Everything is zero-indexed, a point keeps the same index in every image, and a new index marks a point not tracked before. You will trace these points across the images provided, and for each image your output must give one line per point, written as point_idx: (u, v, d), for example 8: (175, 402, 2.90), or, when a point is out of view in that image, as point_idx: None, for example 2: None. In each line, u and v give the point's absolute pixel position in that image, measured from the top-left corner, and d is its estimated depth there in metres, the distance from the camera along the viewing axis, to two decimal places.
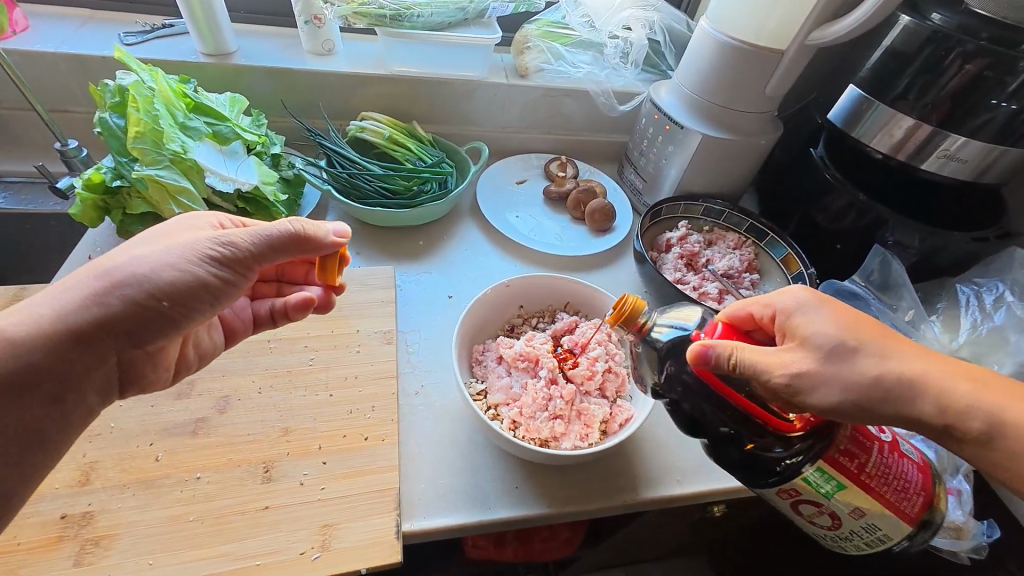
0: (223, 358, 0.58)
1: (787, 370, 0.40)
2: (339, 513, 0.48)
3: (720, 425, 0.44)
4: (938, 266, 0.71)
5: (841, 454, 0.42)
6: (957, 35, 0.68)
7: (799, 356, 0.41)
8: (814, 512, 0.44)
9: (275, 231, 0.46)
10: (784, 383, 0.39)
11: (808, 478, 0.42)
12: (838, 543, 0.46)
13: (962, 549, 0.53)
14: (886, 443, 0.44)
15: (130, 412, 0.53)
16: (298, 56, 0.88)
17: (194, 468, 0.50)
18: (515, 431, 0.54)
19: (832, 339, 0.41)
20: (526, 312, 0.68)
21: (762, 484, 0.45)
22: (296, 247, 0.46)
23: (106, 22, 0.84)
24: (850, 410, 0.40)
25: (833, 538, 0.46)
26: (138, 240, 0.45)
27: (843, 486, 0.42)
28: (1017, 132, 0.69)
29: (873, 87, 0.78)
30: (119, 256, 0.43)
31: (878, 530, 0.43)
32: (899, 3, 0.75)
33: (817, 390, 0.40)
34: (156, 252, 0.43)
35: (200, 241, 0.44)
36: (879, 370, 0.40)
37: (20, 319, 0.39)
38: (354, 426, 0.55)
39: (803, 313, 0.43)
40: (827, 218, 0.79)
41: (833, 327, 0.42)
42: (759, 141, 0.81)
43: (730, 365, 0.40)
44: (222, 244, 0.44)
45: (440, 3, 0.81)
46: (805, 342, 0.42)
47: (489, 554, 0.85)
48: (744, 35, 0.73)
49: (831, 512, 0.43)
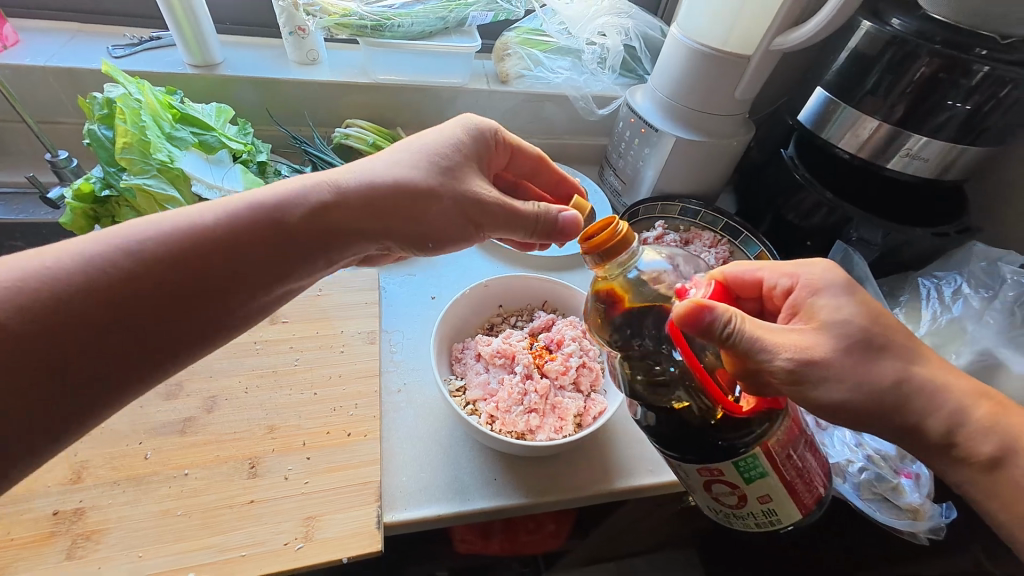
0: (210, 360, 0.60)
1: (789, 354, 0.43)
2: (322, 506, 0.51)
3: (676, 392, 0.44)
4: (902, 260, 0.74)
5: (774, 444, 0.40)
6: (915, 40, 0.70)
7: (808, 338, 0.45)
8: (726, 492, 0.42)
9: (527, 210, 0.48)
10: (785, 366, 0.42)
11: (737, 464, 0.40)
12: (729, 521, 0.45)
13: (918, 530, 0.55)
14: (807, 439, 0.44)
15: (119, 413, 0.55)
16: (283, 66, 0.90)
17: (182, 465, 0.52)
18: (492, 425, 0.56)
19: (846, 327, 0.46)
20: (505, 310, 0.70)
21: (689, 458, 0.43)
22: (541, 230, 0.49)
23: (95, 35, 0.86)
24: (818, 391, 0.44)
25: (726, 516, 0.44)
26: (402, 160, 0.47)
27: (765, 474, 0.40)
28: (973, 131, 0.72)
29: (839, 89, 0.81)
30: (391, 175, 0.46)
31: (774, 515, 0.42)
32: (861, 9, 0.78)
33: (810, 375, 0.43)
34: (427, 184, 0.46)
35: (469, 193, 0.47)
36: (851, 355, 0.45)
37: (303, 207, 0.43)
38: (337, 423, 0.57)
39: (827, 295, 0.48)
40: (798, 216, 0.81)
41: (849, 313, 0.46)
42: (731, 142, 0.83)
43: (721, 332, 0.41)
44: (483, 203, 0.47)
45: (420, 14, 0.83)
46: (823, 323, 0.46)
47: (477, 548, 0.87)
48: (711, 41, 0.76)
49: (741, 495, 0.42)
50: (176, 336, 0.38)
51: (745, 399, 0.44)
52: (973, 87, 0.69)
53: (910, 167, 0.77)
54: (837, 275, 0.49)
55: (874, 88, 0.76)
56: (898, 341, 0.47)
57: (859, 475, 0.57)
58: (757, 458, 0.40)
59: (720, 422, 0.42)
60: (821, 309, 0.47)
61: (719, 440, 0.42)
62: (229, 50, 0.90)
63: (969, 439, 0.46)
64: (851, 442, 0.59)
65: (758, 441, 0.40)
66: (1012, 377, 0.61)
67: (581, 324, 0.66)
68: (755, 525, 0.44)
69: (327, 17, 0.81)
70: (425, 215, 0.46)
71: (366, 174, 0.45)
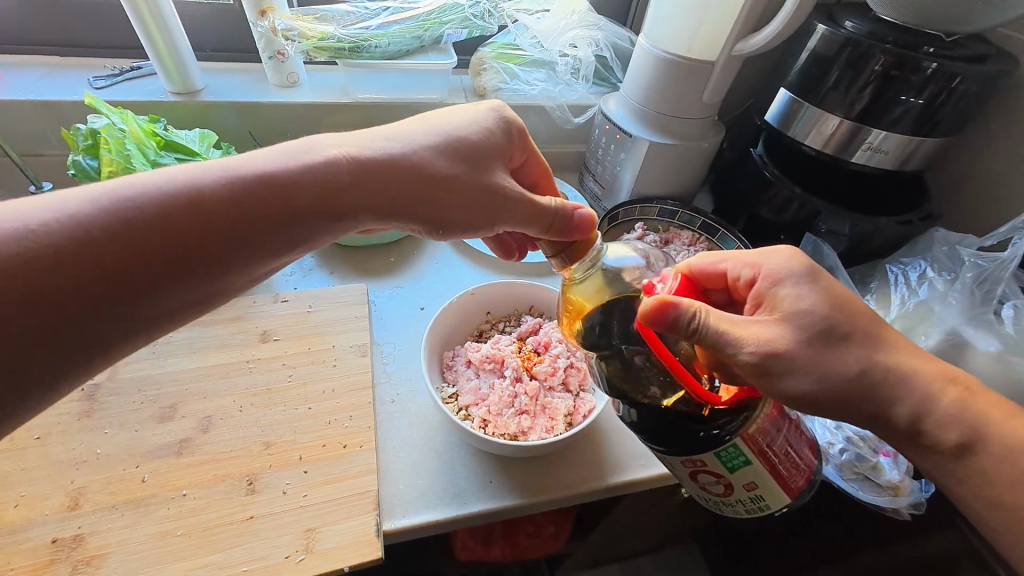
0: (203, 381, 0.61)
1: (759, 347, 0.45)
2: (321, 518, 0.51)
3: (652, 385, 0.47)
4: (870, 249, 0.78)
5: (756, 432, 0.42)
6: (867, 41, 0.74)
7: (774, 329, 0.48)
8: (711, 481, 0.44)
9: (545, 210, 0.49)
10: (756, 359, 0.45)
11: (719, 453, 0.42)
12: (720, 508, 0.47)
13: (900, 506, 0.57)
14: (792, 424, 0.46)
15: (115, 438, 0.55)
16: (264, 89, 0.92)
17: (180, 486, 0.52)
18: (485, 429, 0.57)
19: (811, 315, 0.48)
20: (493, 317, 0.72)
21: (673, 447, 0.45)
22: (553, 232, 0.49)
23: (76, 67, 0.87)
24: (791, 382, 0.46)
25: (716, 503, 0.47)
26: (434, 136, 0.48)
27: (749, 463, 0.42)
28: (928, 122, 0.77)
29: (801, 89, 0.85)
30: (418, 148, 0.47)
31: (762, 502, 0.44)
32: (816, 14, 0.82)
33: (783, 366, 0.45)
34: (452, 160, 0.47)
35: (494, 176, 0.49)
36: (818, 343, 0.47)
37: (317, 165, 0.42)
38: (332, 436, 0.58)
39: (791, 285, 0.50)
40: (771, 211, 0.84)
41: (812, 303, 0.49)
42: (703, 144, 0.87)
43: (690, 324, 0.43)
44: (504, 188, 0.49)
45: (396, 34, 0.86)
46: (786, 315, 0.49)
47: (479, 555, 0.88)
48: (676, 50, 0.80)
49: (726, 483, 0.44)
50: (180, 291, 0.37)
51: (722, 389, 0.47)
52: (924, 81, 0.72)
53: (873, 160, 0.81)
54: (800, 265, 0.51)
55: (835, 85, 0.80)
56: (868, 326, 0.50)
57: (840, 456, 0.59)
58: (739, 448, 0.41)
59: (698, 412, 0.45)
60: (785, 299, 0.50)
61: (701, 430, 0.44)
62: (210, 77, 0.92)
63: (933, 417, 0.47)
64: (831, 426, 0.61)
65: (739, 431, 0.42)
66: (978, 354, 0.64)
67: None
68: (744, 511, 0.46)
69: (307, 41, 0.82)
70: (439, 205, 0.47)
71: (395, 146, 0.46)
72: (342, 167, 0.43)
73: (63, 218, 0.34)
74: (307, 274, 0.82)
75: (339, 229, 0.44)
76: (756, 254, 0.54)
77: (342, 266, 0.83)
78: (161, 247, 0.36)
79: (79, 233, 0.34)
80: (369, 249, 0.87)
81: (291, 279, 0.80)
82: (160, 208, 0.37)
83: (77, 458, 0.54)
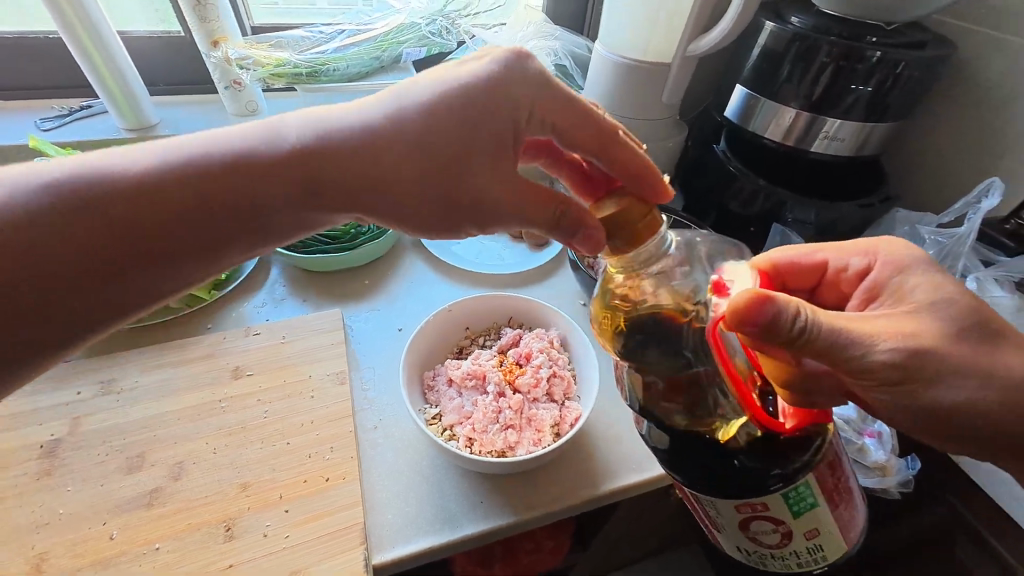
0: (172, 426, 0.58)
1: (887, 344, 0.42)
2: (305, 558, 0.49)
3: (715, 404, 0.43)
4: (837, 233, 0.80)
5: (824, 467, 0.40)
6: (813, 35, 0.76)
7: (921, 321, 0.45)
8: (768, 529, 0.41)
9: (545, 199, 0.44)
10: (888, 358, 0.42)
11: (789, 495, 0.39)
12: (763, 561, 0.43)
13: (889, 485, 0.58)
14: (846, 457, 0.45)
15: (78, 495, 0.52)
16: (223, 120, 0.90)
17: (152, 540, 0.49)
18: (471, 447, 0.56)
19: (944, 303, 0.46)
20: (472, 332, 0.70)
21: (728, 488, 0.41)
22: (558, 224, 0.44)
23: (20, 110, 0.84)
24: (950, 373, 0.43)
25: (765, 557, 0.43)
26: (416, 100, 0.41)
27: (816, 504, 0.40)
28: (879, 107, 0.79)
29: (756, 85, 0.86)
30: (396, 122, 0.41)
31: (819, 553, 0.41)
32: (763, 12, 0.84)
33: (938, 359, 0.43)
34: (435, 127, 0.41)
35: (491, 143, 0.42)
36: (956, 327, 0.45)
37: (286, 151, 0.39)
38: (314, 470, 0.56)
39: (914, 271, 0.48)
40: (739, 205, 0.85)
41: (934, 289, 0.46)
42: (668, 144, 0.88)
43: (798, 322, 0.39)
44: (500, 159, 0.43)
45: (354, 56, 0.86)
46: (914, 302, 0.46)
47: None
48: (632, 54, 0.81)
49: (786, 531, 0.41)
50: (166, 274, 0.38)
51: (784, 413, 0.43)
52: (872, 69, 0.75)
53: (831, 148, 0.84)
54: (920, 253, 0.50)
55: (788, 77, 0.81)
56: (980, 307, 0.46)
57: None
58: (807, 488, 0.39)
59: (763, 445, 0.41)
60: (913, 289, 0.47)
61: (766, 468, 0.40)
62: (166, 111, 0.89)
63: None
64: None
65: (807, 466, 0.40)
66: None
67: (548, 335, 0.67)
68: (794, 567, 0.43)
69: (262, 69, 0.80)
70: (430, 191, 0.42)
71: (367, 118, 0.41)
72: (314, 153, 0.39)
73: (52, 193, 0.36)
74: (279, 304, 0.80)
75: (312, 219, 0.42)
76: (873, 242, 0.52)
77: (315, 293, 0.82)
78: (138, 233, 0.37)
79: (66, 213, 0.36)
80: (342, 275, 0.85)
81: (263, 311, 0.78)
82: (142, 188, 0.37)
83: (38, 522, 0.50)
